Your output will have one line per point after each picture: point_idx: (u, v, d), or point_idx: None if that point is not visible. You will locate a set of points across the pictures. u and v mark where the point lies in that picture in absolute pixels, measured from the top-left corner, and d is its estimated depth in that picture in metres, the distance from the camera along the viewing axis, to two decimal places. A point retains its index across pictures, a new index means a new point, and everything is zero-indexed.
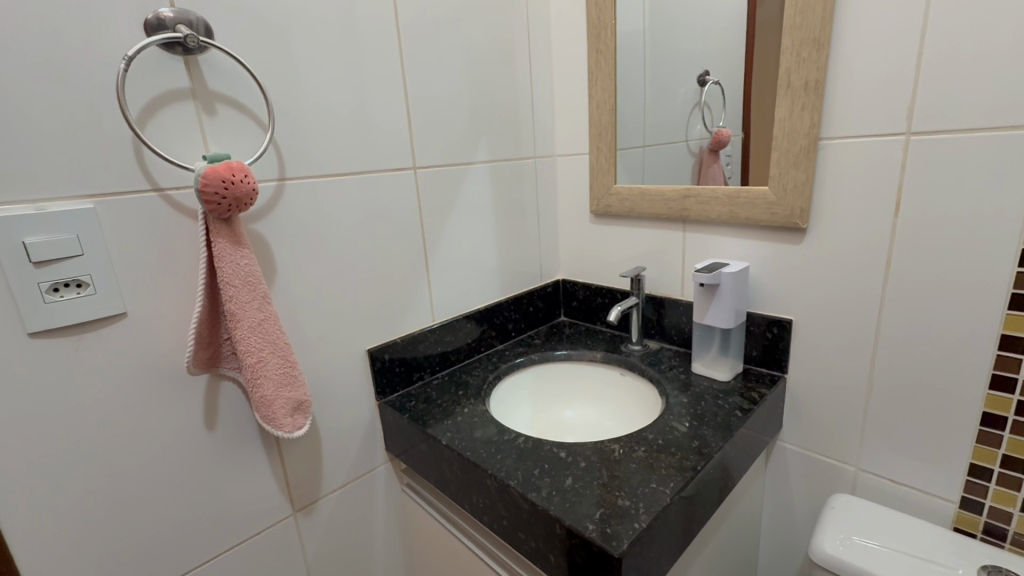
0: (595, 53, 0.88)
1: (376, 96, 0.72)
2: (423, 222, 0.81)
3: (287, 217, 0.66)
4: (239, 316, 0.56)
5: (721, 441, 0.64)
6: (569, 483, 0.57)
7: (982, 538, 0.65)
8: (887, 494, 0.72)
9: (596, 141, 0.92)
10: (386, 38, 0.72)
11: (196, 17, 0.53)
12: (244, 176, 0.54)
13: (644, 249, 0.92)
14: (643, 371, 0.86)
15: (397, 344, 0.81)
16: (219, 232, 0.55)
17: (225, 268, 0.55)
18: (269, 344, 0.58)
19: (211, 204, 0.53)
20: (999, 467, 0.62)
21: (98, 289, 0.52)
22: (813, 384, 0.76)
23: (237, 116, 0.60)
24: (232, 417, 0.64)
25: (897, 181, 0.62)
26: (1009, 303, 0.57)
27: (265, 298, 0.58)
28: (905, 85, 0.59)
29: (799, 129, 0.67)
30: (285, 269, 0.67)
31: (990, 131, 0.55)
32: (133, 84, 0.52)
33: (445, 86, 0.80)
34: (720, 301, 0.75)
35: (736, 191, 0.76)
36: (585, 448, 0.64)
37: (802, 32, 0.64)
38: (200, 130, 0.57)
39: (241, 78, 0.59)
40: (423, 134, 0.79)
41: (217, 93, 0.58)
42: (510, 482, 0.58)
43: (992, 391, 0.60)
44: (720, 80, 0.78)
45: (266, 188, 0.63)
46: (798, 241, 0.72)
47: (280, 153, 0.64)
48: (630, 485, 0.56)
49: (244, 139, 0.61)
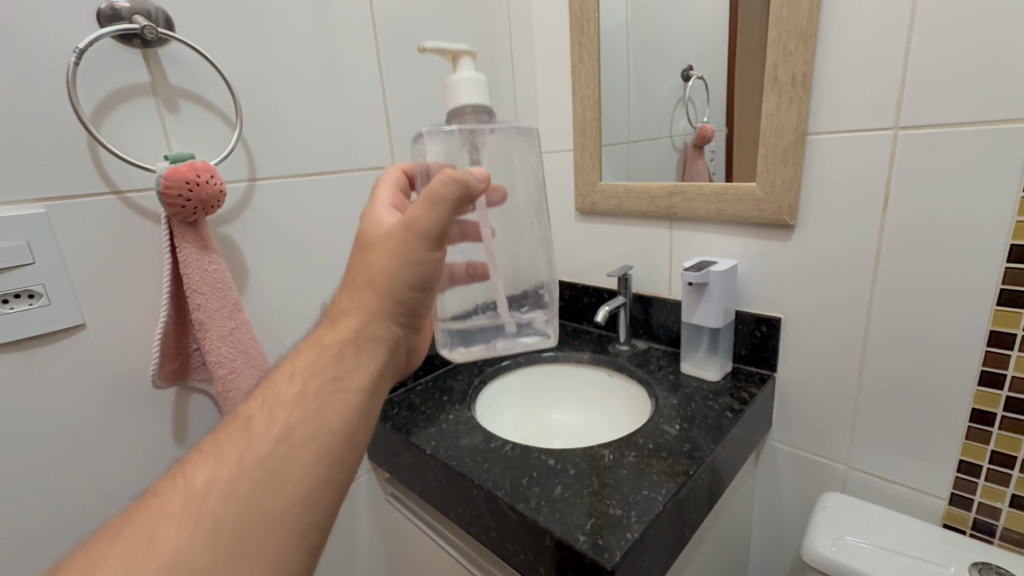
0: (578, 47, 0.86)
1: (353, 95, 0.71)
2: None
3: (256, 220, 0.63)
4: (209, 325, 0.54)
5: (713, 444, 0.63)
6: (559, 492, 0.55)
7: (971, 534, 0.65)
8: (877, 492, 0.71)
9: (580, 138, 0.91)
10: (362, 35, 0.70)
11: (154, 7, 0.51)
12: (210, 176, 0.51)
13: (631, 248, 0.91)
14: (632, 372, 0.85)
15: None
16: (184, 236, 0.52)
17: (192, 275, 0.53)
18: (240, 353, 0.57)
19: (174, 207, 0.50)
20: (988, 463, 0.62)
21: (53, 300, 0.48)
22: (801, 382, 0.75)
23: (202, 114, 0.56)
24: (202, 430, 0.62)
25: (885, 177, 0.61)
26: (998, 300, 0.57)
27: (236, 305, 0.56)
28: (892, 78, 0.58)
29: (787, 125, 0.66)
30: (255, 275, 0.64)
31: (975, 126, 0.54)
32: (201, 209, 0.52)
33: (422, 80, 0.79)
34: (708, 299, 0.74)
35: (722, 188, 0.75)
36: (574, 454, 0.62)
37: (787, 24, 0.63)
38: (163, 127, 0.54)
39: (205, 72, 0.56)
40: (399, 132, 0.77)
41: (178, 88, 0.54)
42: (497, 493, 0.56)
43: (981, 386, 0.60)
44: (703, 75, 0.76)
45: (235, 189, 0.61)
46: (785, 238, 0.72)
47: (248, 153, 0.61)
48: (621, 493, 0.54)
49: (210, 137, 0.57)
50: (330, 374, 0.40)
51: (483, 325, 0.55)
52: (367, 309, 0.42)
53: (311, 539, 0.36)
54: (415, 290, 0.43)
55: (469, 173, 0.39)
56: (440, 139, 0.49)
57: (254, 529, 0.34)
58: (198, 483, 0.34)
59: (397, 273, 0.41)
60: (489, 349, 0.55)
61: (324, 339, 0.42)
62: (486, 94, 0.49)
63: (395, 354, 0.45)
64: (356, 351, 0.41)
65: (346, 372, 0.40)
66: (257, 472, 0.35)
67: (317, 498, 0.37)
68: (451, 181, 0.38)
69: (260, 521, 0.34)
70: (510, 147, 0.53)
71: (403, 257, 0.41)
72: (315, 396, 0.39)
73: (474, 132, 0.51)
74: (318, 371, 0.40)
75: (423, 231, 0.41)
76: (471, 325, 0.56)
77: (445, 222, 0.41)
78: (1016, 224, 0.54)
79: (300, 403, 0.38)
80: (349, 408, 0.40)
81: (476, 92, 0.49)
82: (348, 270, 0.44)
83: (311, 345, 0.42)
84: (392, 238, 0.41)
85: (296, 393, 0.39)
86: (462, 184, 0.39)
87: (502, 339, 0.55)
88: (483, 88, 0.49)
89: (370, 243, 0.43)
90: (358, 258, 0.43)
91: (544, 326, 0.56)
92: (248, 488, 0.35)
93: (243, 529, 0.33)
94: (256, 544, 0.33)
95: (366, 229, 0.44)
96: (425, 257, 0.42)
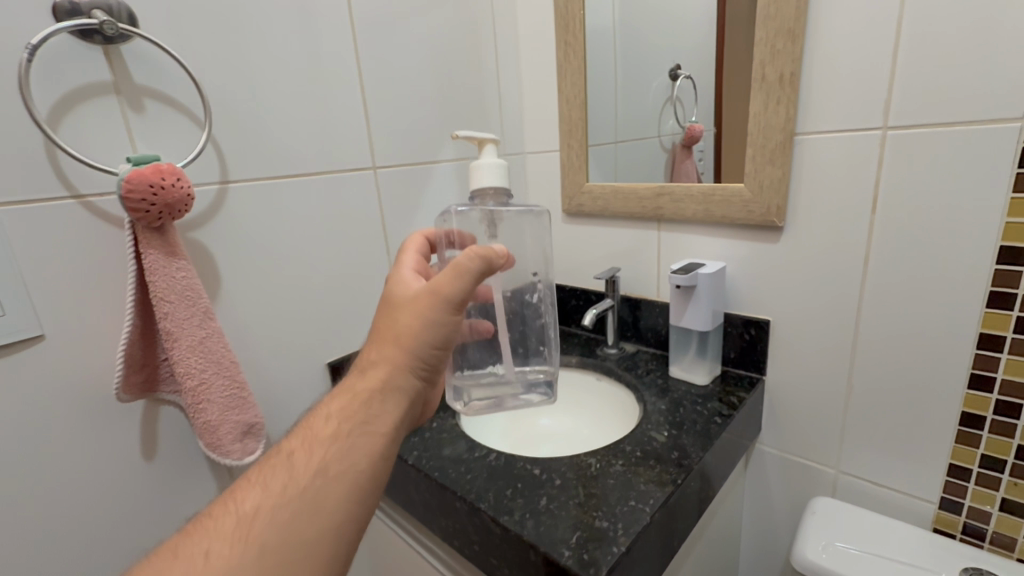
0: (563, 45, 0.84)
1: (330, 93, 0.68)
2: (384, 222, 0.78)
3: (228, 224, 0.61)
4: (177, 334, 0.52)
5: (702, 451, 0.61)
6: (544, 504, 0.53)
7: (961, 538, 0.64)
8: (867, 496, 0.71)
9: (566, 138, 0.89)
10: (340, 32, 0.68)
11: (116, 2, 0.48)
12: (176, 179, 0.49)
13: (618, 249, 0.90)
14: (620, 376, 0.83)
15: (358, 353, 0.78)
16: (149, 242, 0.50)
17: (157, 282, 0.50)
18: (212, 364, 0.54)
19: (137, 211, 0.47)
20: (978, 467, 0.61)
21: (7, 310, 0.46)
22: (791, 385, 0.74)
23: (169, 114, 0.54)
24: (173, 444, 0.59)
25: (874, 178, 0.60)
26: (988, 302, 0.56)
27: (206, 313, 0.54)
28: (881, 76, 0.57)
29: (775, 125, 0.65)
30: (229, 281, 0.62)
31: (964, 126, 0.53)
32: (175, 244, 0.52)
33: (403, 79, 0.77)
34: (697, 302, 0.72)
35: (711, 188, 0.74)
36: (560, 463, 0.60)
37: (775, 23, 0.61)
38: (126, 128, 0.51)
39: (172, 71, 0.54)
40: (380, 132, 0.75)
41: (143, 87, 0.52)
42: (480, 505, 0.54)
43: (971, 390, 0.59)
44: (692, 74, 0.75)
45: (206, 192, 0.58)
46: (774, 239, 0.71)
47: (220, 154, 0.59)
48: (608, 504, 0.53)
49: (178, 138, 0.55)
50: (361, 418, 0.43)
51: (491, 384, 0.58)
52: (394, 361, 0.44)
53: (338, 572, 0.38)
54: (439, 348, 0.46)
55: (493, 248, 0.44)
56: (462, 215, 0.57)
57: (290, 557, 0.36)
58: (245, 510, 0.37)
59: (422, 331, 0.44)
60: (499, 407, 0.56)
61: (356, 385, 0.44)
62: (506, 178, 0.55)
63: (418, 401, 0.47)
64: (383, 399, 0.44)
65: (376, 416, 0.43)
66: (297, 503, 0.38)
67: (345, 532, 0.39)
68: (478, 256, 0.43)
69: (295, 549, 0.36)
70: (523, 223, 0.60)
71: (428, 319, 0.44)
72: (349, 437, 0.42)
73: (494, 211, 0.57)
74: (352, 413, 0.43)
75: (448, 297, 0.44)
76: (479, 380, 0.58)
77: (469, 290, 0.44)
78: (1007, 225, 0.53)
79: (335, 443, 0.41)
80: (377, 451, 0.42)
81: (499, 176, 0.54)
82: (376, 326, 0.47)
83: (344, 390, 0.44)
84: (420, 300, 0.45)
85: (333, 434, 0.41)
86: (487, 259, 0.43)
87: (510, 398, 0.57)
88: (502, 172, 0.54)
89: (398, 305, 0.46)
90: (386, 317, 0.47)
91: (548, 382, 0.59)
92: (288, 517, 0.37)
93: (282, 554, 0.36)
94: (292, 566, 0.36)
95: (396, 290, 0.48)
96: (450, 319, 0.45)
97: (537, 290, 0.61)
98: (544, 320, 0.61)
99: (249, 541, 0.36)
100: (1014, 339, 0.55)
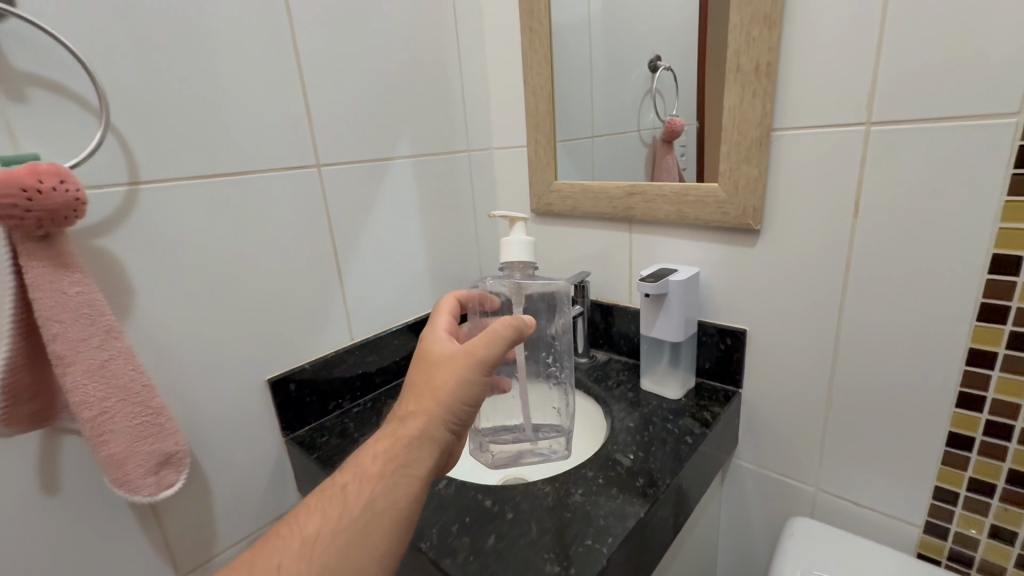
0: (528, 32, 0.78)
1: (262, 81, 0.61)
2: (332, 224, 0.72)
3: (141, 230, 0.54)
4: (70, 358, 0.45)
5: (671, 477, 0.56)
6: (493, 543, 0.48)
7: (947, 564, 0.60)
8: (848, 518, 0.67)
9: (533, 132, 0.82)
10: (275, 14, 0.61)
11: None
12: (61, 181, 0.42)
13: (589, 252, 0.84)
14: (589, 388, 0.78)
15: (303, 368, 0.72)
16: (31, 254, 0.43)
17: (41, 299, 0.44)
18: (117, 390, 0.48)
19: (10, 220, 0.41)
20: (965, 490, 0.57)
21: None
22: (769, 398, 0.70)
23: (59, 106, 0.47)
24: (80, 478, 0.53)
25: (856, 179, 0.55)
26: (979, 314, 0.51)
27: (109, 333, 0.48)
28: (864, 66, 0.52)
29: (750, 119, 0.59)
30: (143, 294, 0.55)
31: (951, 121, 0.49)
32: (66, 253, 0.45)
33: (352, 67, 0.70)
34: (668, 311, 0.67)
35: (685, 187, 0.68)
36: (515, 493, 0.54)
37: (750, 6, 0.56)
38: (4, 121, 0.44)
39: (62, 56, 0.47)
40: (326, 127, 0.69)
41: (24, 74, 0.45)
42: (422, 545, 0.48)
43: (959, 409, 0.55)
44: (671, 65, 0.69)
45: (111, 194, 0.52)
46: (751, 244, 0.65)
47: (128, 152, 0.52)
48: (564, 543, 0.47)
49: (71, 133, 0.48)
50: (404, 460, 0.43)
51: (511, 439, 0.61)
52: (432, 412, 0.44)
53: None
54: (472, 404, 0.47)
55: (524, 319, 0.48)
56: (492, 286, 0.62)
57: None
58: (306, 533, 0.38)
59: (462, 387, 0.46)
60: (518, 461, 0.60)
61: (397, 429, 0.44)
62: (535, 254, 0.58)
63: (448, 451, 0.47)
64: (422, 446, 0.43)
65: (417, 459, 0.43)
66: (350, 532, 0.39)
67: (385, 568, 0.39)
68: (513, 323, 0.47)
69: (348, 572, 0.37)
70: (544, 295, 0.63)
71: (466, 376, 0.46)
72: (395, 475, 0.42)
73: (520, 285, 0.62)
74: (396, 452, 0.43)
75: (484, 357, 0.46)
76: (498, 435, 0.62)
77: (503, 352, 0.47)
78: (1000, 231, 0.49)
79: (382, 480, 0.41)
80: (417, 490, 0.42)
81: (526, 252, 0.58)
82: (414, 378, 0.48)
83: (385, 434, 0.44)
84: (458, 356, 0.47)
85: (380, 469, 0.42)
86: (520, 327, 0.47)
87: (529, 453, 0.61)
88: (528, 249, 0.58)
89: (440, 357, 0.47)
90: (424, 370, 0.47)
91: (566, 436, 0.61)
92: (343, 546, 0.38)
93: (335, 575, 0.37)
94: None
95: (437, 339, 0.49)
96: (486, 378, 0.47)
97: (554, 350, 0.64)
98: (561, 380, 0.64)
99: (309, 564, 0.37)
100: (1006, 355, 0.51)
